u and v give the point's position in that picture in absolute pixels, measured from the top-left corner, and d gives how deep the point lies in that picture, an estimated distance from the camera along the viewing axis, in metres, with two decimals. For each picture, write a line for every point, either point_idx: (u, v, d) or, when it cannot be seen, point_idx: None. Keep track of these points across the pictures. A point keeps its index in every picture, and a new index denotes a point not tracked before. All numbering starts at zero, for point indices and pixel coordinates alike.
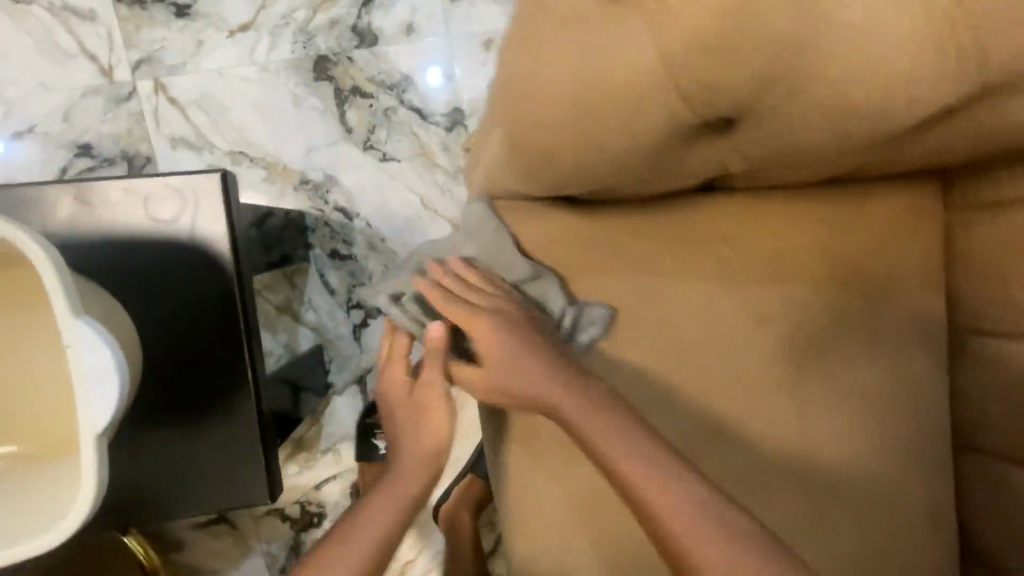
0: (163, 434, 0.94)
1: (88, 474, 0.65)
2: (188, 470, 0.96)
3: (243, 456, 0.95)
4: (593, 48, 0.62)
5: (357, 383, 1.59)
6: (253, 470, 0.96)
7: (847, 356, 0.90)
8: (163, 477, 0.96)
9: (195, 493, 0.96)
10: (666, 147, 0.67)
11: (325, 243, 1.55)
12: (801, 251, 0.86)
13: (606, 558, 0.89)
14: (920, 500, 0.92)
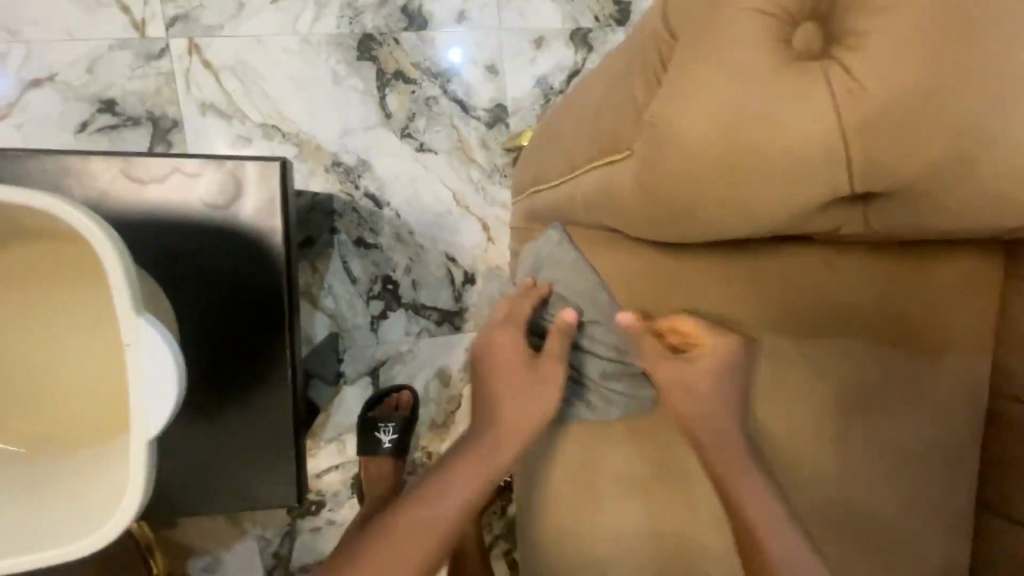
0: (187, 426, 0.90)
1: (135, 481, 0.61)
2: (212, 464, 0.92)
3: (270, 454, 0.92)
4: (724, 87, 0.60)
5: (370, 374, 1.56)
6: (281, 468, 0.93)
7: (892, 414, 0.89)
8: (182, 469, 0.92)
9: (218, 486, 0.93)
10: (802, 211, 0.65)
11: (351, 229, 1.50)
12: (861, 306, 0.86)
13: None
14: (941, 559, 0.93)
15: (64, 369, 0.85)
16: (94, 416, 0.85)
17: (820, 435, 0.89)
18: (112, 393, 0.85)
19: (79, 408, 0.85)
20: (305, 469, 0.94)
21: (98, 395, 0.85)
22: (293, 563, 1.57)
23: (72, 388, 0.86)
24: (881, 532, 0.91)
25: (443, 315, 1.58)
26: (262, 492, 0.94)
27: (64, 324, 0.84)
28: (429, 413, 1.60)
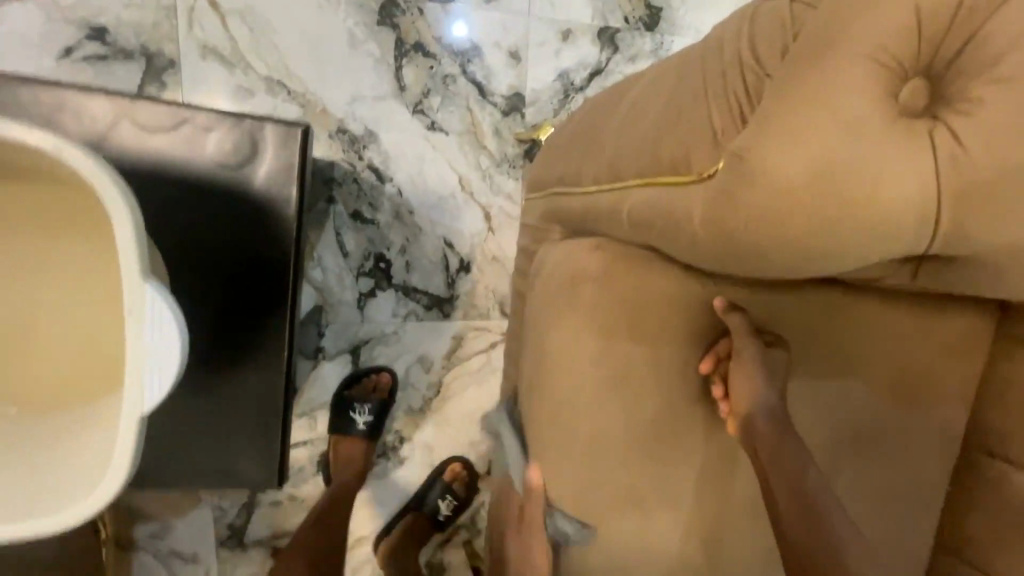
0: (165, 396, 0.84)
1: (118, 463, 0.56)
2: (184, 439, 0.86)
3: (254, 435, 0.87)
4: (807, 109, 0.55)
5: (351, 353, 1.51)
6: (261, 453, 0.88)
7: (874, 453, 0.92)
8: (150, 442, 0.85)
9: (186, 464, 0.87)
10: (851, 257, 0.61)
11: (349, 201, 1.43)
12: (868, 352, 0.87)
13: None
14: None
15: (39, 319, 0.78)
16: (63, 375, 0.78)
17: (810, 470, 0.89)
18: (91, 354, 0.79)
19: (47, 364, 0.78)
20: (288, 453, 0.89)
21: (73, 353, 0.79)
22: (248, 536, 1.53)
23: (42, 342, 0.79)
24: None
25: (433, 300, 1.54)
26: (236, 474, 0.89)
27: (47, 271, 0.77)
28: (406, 398, 1.57)
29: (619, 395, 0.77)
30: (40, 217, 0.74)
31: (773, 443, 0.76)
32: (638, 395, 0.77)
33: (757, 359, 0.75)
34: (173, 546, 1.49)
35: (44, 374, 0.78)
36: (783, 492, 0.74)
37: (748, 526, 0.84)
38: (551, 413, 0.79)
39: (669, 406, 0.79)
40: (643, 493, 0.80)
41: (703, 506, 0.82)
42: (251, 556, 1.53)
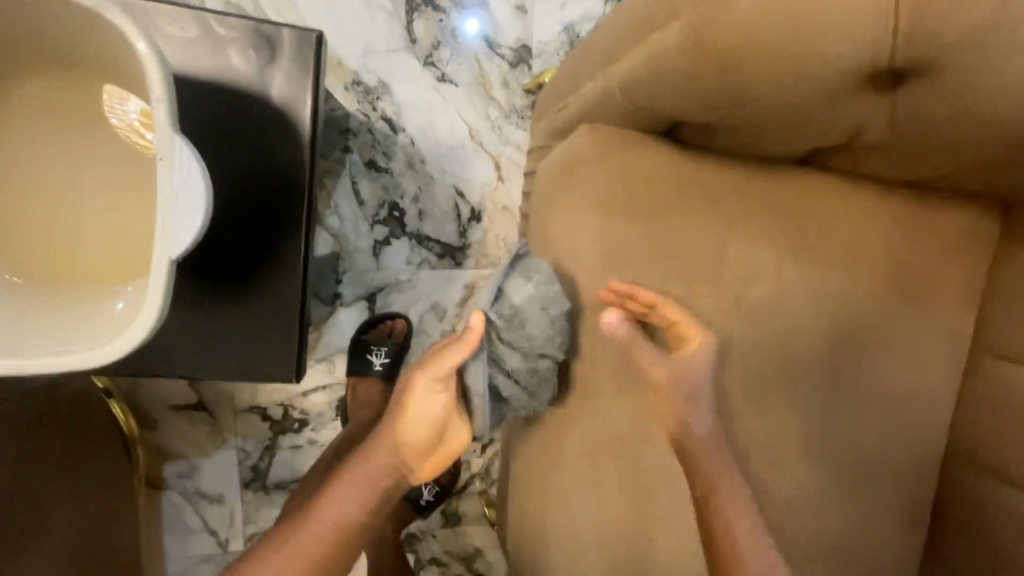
0: (184, 296, 0.87)
1: (150, 299, 0.61)
2: (203, 342, 0.88)
3: (269, 338, 0.89)
4: None
5: (367, 300, 1.56)
6: (278, 359, 0.89)
7: (879, 351, 0.92)
8: (169, 344, 0.87)
9: (203, 368, 0.89)
10: (826, 97, 0.66)
11: (364, 151, 1.50)
12: (869, 245, 0.88)
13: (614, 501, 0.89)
14: (906, 498, 0.98)
15: (77, 215, 0.84)
16: (102, 263, 0.84)
17: (813, 365, 0.91)
18: (125, 246, 0.84)
19: (85, 255, 0.84)
20: (305, 361, 0.90)
21: (107, 245, 0.84)
22: (270, 479, 1.58)
23: (77, 236, 0.84)
24: (855, 466, 0.95)
25: (445, 249, 1.59)
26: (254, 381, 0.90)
27: (85, 170, 0.84)
28: (421, 346, 1.61)
29: (617, 277, 0.81)
30: (86, 112, 0.82)
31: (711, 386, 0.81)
32: (637, 276, 0.81)
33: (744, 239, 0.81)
34: (199, 487, 1.55)
35: (85, 263, 0.84)
36: (728, 499, 0.77)
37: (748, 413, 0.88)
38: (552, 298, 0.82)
39: (669, 291, 0.82)
40: (644, 378, 0.83)
41: (704, 391, 0.85)
42: (273, 499, 1.58)
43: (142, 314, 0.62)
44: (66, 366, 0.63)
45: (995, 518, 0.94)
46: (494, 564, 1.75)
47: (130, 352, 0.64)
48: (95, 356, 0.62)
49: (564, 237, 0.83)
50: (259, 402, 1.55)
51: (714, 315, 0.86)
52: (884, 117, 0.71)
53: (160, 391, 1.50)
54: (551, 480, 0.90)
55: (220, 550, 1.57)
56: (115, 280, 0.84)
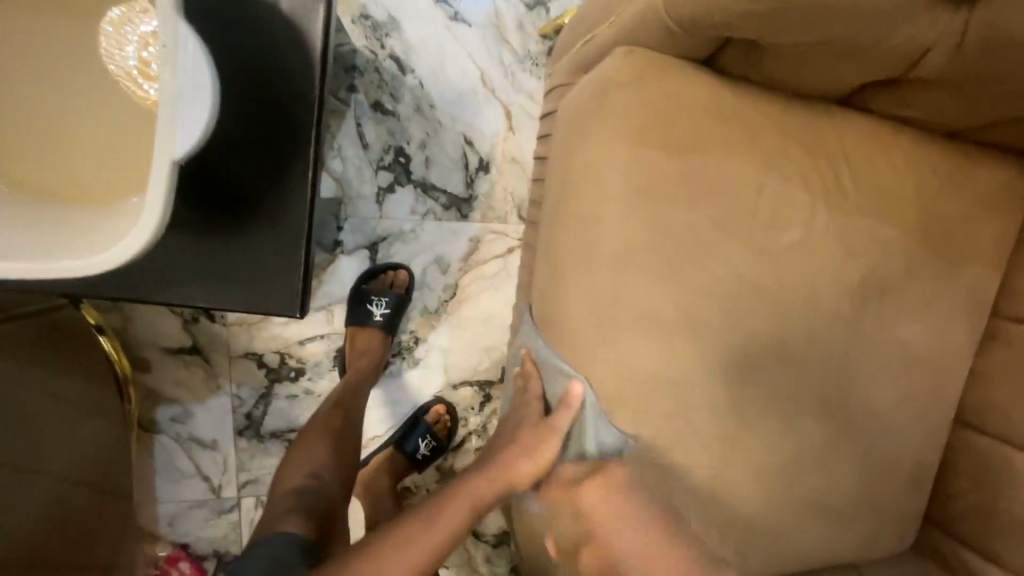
0: (182, 214, 0.82)
1: (149, 204, 0.57)
2: (202, 268, 0.83)
3: (272, 269, 0.84)
4: None
5: (369, 249, 1.51)
6: (280, 289, 0.85)
7: (903, 307, 0.90)
8: (168, 266, 0.83)
9: (199, 295, 0.84)
10: (883, 10, 0.61)
11: (370, 90, 1.43)
12: (907, 194, 0.84)
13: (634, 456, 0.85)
14: (911, 454, 0.99)
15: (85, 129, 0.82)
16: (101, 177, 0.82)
17: (840, 319, 0.87)
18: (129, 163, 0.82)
19: (78, 165, 0.82)
20: (308, 294, 0.86)
21: (107, 158, 0.82)
22: (264, 427, 1.56)
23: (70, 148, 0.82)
24: (864, 423, 0.95)
25: (451, 200, 1.53)
26: (255, 311, 0.86)
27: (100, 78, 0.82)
28: (423, 299, 1.57)
29: (643, 210, 0.77)
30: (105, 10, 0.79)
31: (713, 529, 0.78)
32: (665, 213, 0.77)
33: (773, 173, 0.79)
34: (192, 433, 1.53)
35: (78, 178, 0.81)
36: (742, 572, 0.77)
37: (769, 362, 0.86)
38: (576, 234, 0.79)
39: (697, 231, 0.79)
40: (667, 322, 0.80)
41: (725, 339, 0.83)
42: (268, 448, 1.57)
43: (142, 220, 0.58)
44: (64, 273, 0.60)
45: (1003, 483, 0.94)
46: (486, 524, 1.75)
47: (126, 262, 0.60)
48: (93, 264, 0.58)
49: (590, 166, 0.78)
50: (256, 348, 1.51)
51: (747, 260, 0.81)
52: (940, 40, 0.66)
53: (154, 333, 1.45)
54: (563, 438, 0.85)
55: (213, 496, 1.57)
56: (106, 192, 0.82)
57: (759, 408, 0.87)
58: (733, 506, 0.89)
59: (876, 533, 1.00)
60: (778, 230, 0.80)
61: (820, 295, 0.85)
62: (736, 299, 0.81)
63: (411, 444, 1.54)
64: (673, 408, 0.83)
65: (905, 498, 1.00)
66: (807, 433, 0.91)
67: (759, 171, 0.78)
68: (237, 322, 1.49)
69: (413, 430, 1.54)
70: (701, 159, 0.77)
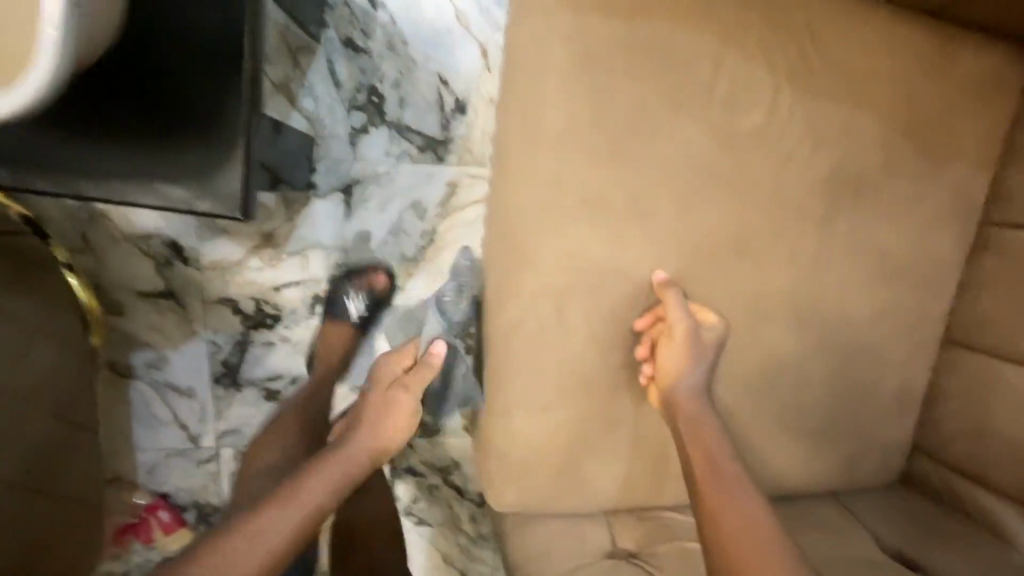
0: (113, 105, 0.79)
1: (47, 35, 0.55)
2: (137, 164, 0.80)
3: (208, 168, 0.81)
4: None
5: (343, 191, 1.48)
6: (217, 188, 0.82)
7: (880, 206, 0.84)
8: (100, 161, 0.80)
9: (135, 192, 0.81)
10: None
11: (341, 27, 1.41)
12: (878, 78, 0.79)
13: (590, 363, 0.80)
14: (895, 373, 0.93)
15: None
16: None
17: (810, 217, 0.82)
18: None
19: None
20: (248, 196, 0.83)
21: None
22: (241, 375, 1.54)
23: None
24: (839, 336, 0.89)
25: (427, 142, 1.50)
26: (194, 214, 0.83)
27: None
28: (400, 245, 1.54)
29: (589, 89, 0.73)
30: None
31: (692, 417, 0.78)
32: (610, 90, 0.74)
33: (729, 50, 0.74)
34: (169, 379, 1.52)
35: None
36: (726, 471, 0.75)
37: (732, 262, 0.81)
38: (521, 118, 0.75)
39: (649, 114, 0.74)
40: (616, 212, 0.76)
41: (681, 233, 0.78)
42: (245, 396, 1.55)
43: (41, 51, 0.56)
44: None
45: (993, 399, 0.88)
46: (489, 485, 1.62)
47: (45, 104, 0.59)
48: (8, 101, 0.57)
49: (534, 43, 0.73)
50: (230, 294, 1.49)
51: (705, 147, 0.76)
52: None
53: (127, 276, 1.44)
54: (514, 350, 0.79)
55: (192, 445, 1.56)
56: None
57: (722, 312, 0.83)
58: None
59: (857, 457, 0.94)
60: (737, 113, 0.76)
61: (783, 189, 0.80)
62: (693, 191, 0.77)
63: None
64: (625, 306, 0.80)
65: (889, 421, 0.94)
66: (777, 343, 0.86)
67: (714, 48, 0.74)
68: (210, 267, 1.47)
69: None
70: (652, 36, 0.73)
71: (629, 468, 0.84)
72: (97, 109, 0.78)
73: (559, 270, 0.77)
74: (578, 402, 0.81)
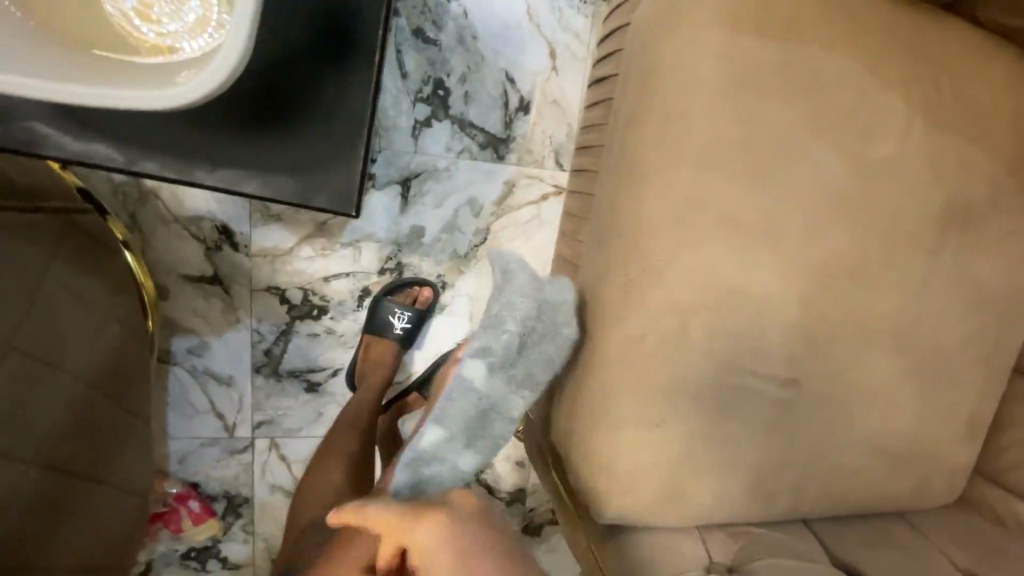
0: (233, 88, 0.75)
1: (237, 21, 0.55)
2: (254, 153, 0.77)
3: (327, 162, 0.79)
4: None
5: (401, 185, 1.46)
6: (334, 184, 0.80)
7: (983, 240, 0.86)
8: (216, 147, 0.76)
9: (248, 183, 0.78)
10: None
11: (413, 17, 1.38)
12: (999, 115, 0.81)
13: (701, 379, 0.81)
14: (977, 401, 0.95)
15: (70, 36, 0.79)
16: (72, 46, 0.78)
17: (920, 244, 0.83)
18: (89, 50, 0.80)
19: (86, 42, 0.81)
20: (364, 193, 0.81)
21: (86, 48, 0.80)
22: (283, 366, 1.51)
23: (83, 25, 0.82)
24: (933, 363, 0.90)
25: (488, 139, 1.48)
26: (306, 207, 0.81)
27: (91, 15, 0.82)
28: (453, 242, 1.52)
29: (729, 110, 0.75)
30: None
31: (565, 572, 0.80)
32: (747, 109, 0.75)
33: (863, 81, 0.77)
34: (208, 366, 1.47)
35: None
36: None
37: (845, 287, 0.82)
38: (659, 133, 0.76)
39: (784, 137, 0.76)
40: (745, 230, 0.78)
41: (800, 254, 0.80)
42: (285, 387, 1.52)
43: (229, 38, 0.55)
44: (159, 104, 0.57)
45: None
46: (534, 489, 1.54)
47: (221, 91, 0.58)
48: (191, 88, 0.56)
49: (676, 59, 0.75)
50: (278, 282, 1.45)
51: (833, 172, 0.78)
52: None
53: (175, 258, 1.40)
54: (628, 362, 0.80)
55: (226, 435, 1.52)
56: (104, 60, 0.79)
57: (830, 334, 0.84)
58: (792, 434, 0.86)
59: (931, 480, 0.97)
60: (866, 141, 0.78)
61: (900, 216, 0.81)
62: (815, 214, 0.79)
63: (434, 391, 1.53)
64: (741, 325, 0.80)
65: (963, 447, 0.96)
66: (877, 367, 0.87)
67: (849, 79, 0.76)
68: (260, 254, 1.43)
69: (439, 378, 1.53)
70: (793, 61, 0.75)
71: (726, 486, 0.85)
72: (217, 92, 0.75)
73: (677, 288, 0.78)
74: (684, 415, 0.82)
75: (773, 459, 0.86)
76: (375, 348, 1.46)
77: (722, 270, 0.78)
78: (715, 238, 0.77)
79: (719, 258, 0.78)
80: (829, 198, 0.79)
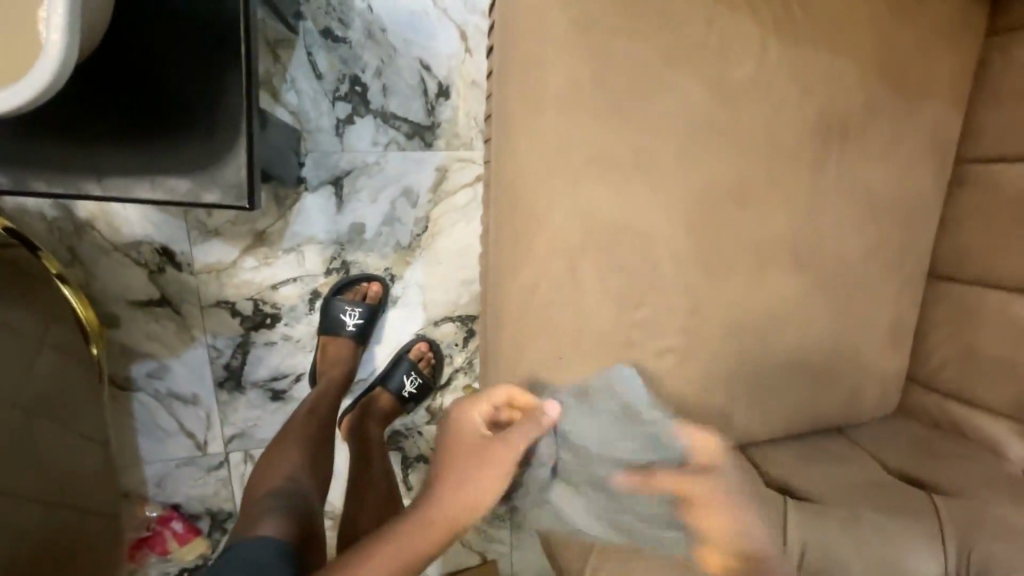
0: (108, 99, 0.77)
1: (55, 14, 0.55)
2: (141, 160, 0.80)
3: (213, 159, 0.81)
4: None
5: (333, 185, 1.48)
6: (222, 179, 0.82)
7: (864, 148, 0.88)
8: (103, 158, 0.79)
9: (140, 189, 0.80)
10: None
11: (319, 18, 1.40)
12: (852, 29, 0.84)
13: (603, 320, 0.84)
14: (893, 309, 0.96)
15: None
16: None
17: (800, 160, 0.86)
18: None
19: None
20: (254, 184, 0.83)
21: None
22: (246, 378, 1.53)
23: None
24: (841, 275, 0.92)
25: (414, 129, 1.50)
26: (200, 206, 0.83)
27: None
28: (394, 233, 1.54)
29: (587, 53, 0.77)
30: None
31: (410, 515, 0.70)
32: (606, 50, 0.77)
33: (716, 12, 0.80)
34: (171, 388, 1.50)
35: None
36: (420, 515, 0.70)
37: (733, 211, 0.85)
38: (524, 83, 0.78)
39: (643, 72, 0.79)
40: (621, 167, 0.80)
41: (681, 184, 0.82)
42: (251, 398, 1.54)
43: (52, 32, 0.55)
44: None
45: (980, 321, 0.91)
46: None
47: (55, 87, 0.57)
48: (21, 86, 0.55)
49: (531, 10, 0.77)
50: (227, 296, 1.48)
51: (699, 101, 0.81)
52: None
53: (122, 286, 1.42)
54: (533, 315, 0.83)
55: (200, 452, 1.55)
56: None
57: (726, 258, 0.86)
58: (709, 361, 0.89)
59: (862, 389, 0.98)
60: (726, 66, 0.81)
61: (774, 132, 0.84)
62: (689, 143, 0.81)
63: (397, 381, 1.55)
64: (634, 259, 0.83)
65: (887, 355, 0.98)
66: (782, 287, 0.89)
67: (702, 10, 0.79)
68: (205, 270, 1.45)
69: (399, 368, 1.55)
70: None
71: None
72: (93, 104, 0.77)
73: (564, 232, 0.80)
74: (595, 356, 0.84)
75: (695, 385, 0.89)
76: (331, 347, 1.49)
77: (606, 210, 0.81)
78: (596, 181, 0.80)
79: (601, 199, 0.80)
80: (699, 126, 0.81)
